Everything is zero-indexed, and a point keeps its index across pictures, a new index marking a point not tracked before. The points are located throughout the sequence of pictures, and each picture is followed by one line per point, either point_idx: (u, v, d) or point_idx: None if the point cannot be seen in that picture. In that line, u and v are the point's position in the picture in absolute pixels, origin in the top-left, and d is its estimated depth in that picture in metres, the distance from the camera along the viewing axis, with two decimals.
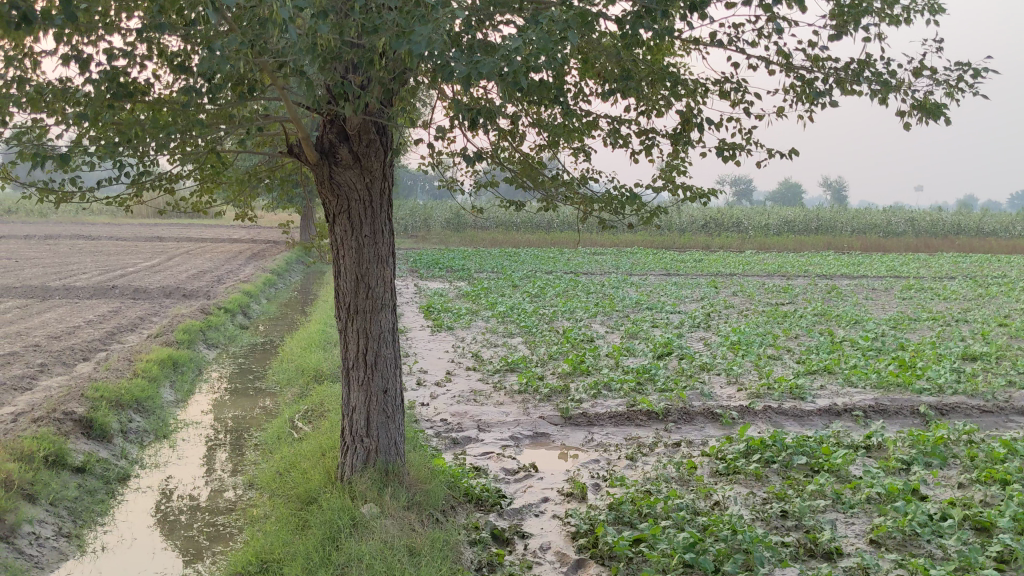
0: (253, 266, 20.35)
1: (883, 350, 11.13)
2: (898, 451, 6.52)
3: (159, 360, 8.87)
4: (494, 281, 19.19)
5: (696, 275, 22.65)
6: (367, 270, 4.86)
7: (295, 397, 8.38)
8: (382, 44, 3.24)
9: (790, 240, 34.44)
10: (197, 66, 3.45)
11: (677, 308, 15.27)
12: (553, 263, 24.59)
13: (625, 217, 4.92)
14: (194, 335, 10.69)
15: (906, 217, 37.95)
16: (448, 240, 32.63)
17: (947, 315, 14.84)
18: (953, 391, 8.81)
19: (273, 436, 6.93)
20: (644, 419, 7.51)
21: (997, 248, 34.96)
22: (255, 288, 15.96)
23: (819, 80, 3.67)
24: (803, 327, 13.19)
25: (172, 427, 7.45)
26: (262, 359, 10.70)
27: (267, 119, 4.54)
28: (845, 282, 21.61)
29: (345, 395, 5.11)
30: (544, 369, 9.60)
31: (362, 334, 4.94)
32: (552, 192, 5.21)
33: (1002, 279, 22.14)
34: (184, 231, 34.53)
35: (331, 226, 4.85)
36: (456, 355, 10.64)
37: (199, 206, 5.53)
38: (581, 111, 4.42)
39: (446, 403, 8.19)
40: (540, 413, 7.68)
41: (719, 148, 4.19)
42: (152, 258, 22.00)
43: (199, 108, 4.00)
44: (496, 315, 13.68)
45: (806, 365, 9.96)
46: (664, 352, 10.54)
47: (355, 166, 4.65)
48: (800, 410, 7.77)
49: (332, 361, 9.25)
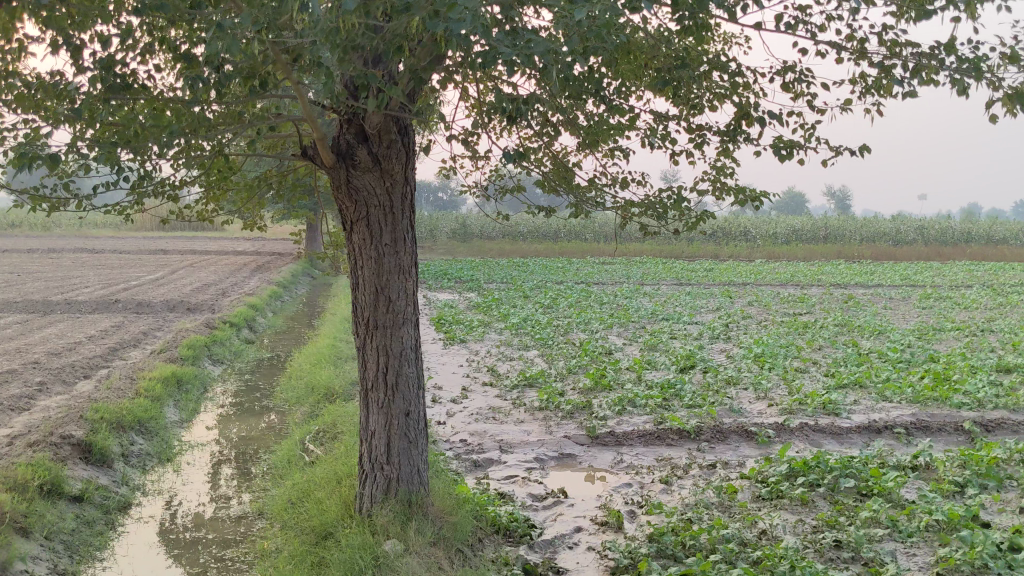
0: (258, 279, 19.97)
1: (913, 362, 10.70)
2: (950, 472, 6.11)
3: (163, 378, 8.49)
4: (505, 292, 18.78)
5: (709, 284, 22.25)
6: (388, 283, 4.49)
7: (306, 415, 7.99)
8: (415, 26, 2.85)
9: (800, 249, 34.03)
10: (203, 53, 3.07)
11: (694, 318, 14.84)
12: (562, 273, 24.19)
13: (669, 223, 4.53)
14: (199, 351, 10.30)
15: (916, 225, 37.53)
16: (454, 250, 32.24)
17: (971, 325, 14.42)
18: (994, 405, 8.40)
19: (283, 459, 6.53)
20: (675, 438, 7.09)
21: (1010, 255, 34.43)
22: (261, 301, 15.57)
23: (898, 67, 3.26)
24: (826, 338, 12.76)
25: (177, 449, 7.05)
26: (270, 376, 10.30)
27: (279, 118, 4.17)
28: (860, 291, 21.16)
29: (364, 418, 4.72)
30: (564, 384, 9.20)
31: (382, 351, 4.56)
32: (585, 197, 4.83)
33: (1020, 287, 21.66)
34: (187, 243, 34.20)
35: (348, 234, 4.48)
36: (471, 370, 10.24)
37: (205, 215, 5.14)
38: (621, 105, 4.02)
39: (465, 421, 7.79)
40: (565, 431, 7.28)
41: (776, 145, 3.81)
42: (155, 271, 21.62)
43: (205, 102, 3.62)
44: (509, 328, 13.29)
45: (837, 378, 9.55)
46: (687, 365, 10.13)
47: (375, 169, 4.28)
48: (839, 428, 7.36)
49: (343, 378, 8.85)
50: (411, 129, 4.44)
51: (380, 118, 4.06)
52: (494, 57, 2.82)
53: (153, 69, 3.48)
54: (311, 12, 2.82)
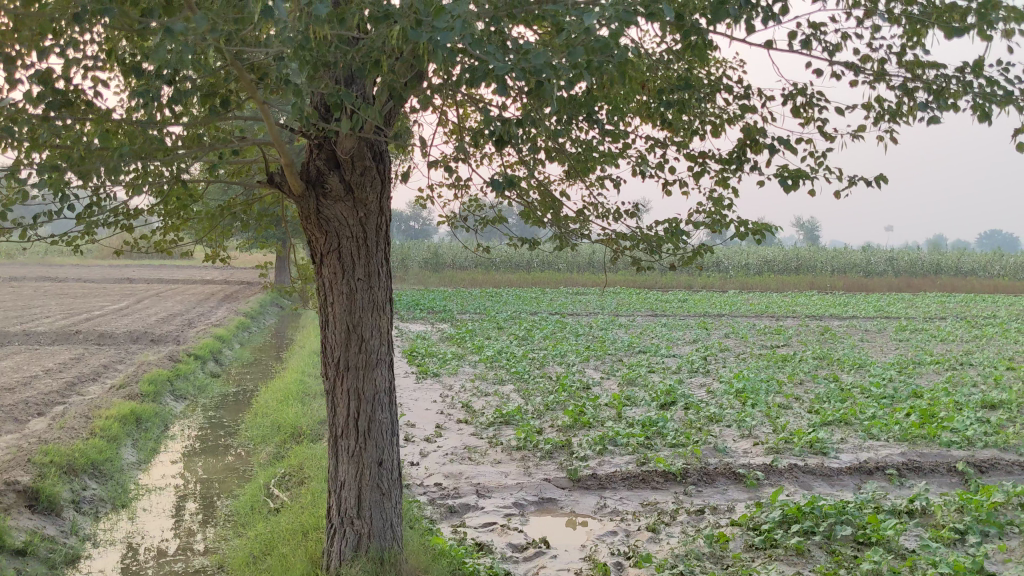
0: (225, 309, 19.50)
1: (897, 398, 10.43)
2: (950, 518, 5.81)
3: (121, 416, 8.07)
4: (478, 323, 18.44)
5: (684, 316, 22.03)
6: (360, 320, 4.15)
7: (272, 456, 7.60)
8: (395, 37, 2.54)
9: (773, 279, 33.89)
10: (154, 66, 2.75)
11: (672, 351, 14.56)
12: (536, 304, 23.89)
13: (662, 258, 4.25)
14: (161, 386, 9.87)
15: (886, 256, 37.60)
16: (425, 280, 31.87)
17: (950, 358, 14.19)
18: (985, 444, 8.13)
19: (246, 505, 6.15)
20: (660, 481, 6.76)
21: (981, 287, 34.46)
22: (227, 332, 15.12)
23: (922, 89, 3.06)
24: (807, 371, 12.48)
25: (132, 494, 6.64)
26: (235, 412, 9.89)
27: (244, 142, 3.86)
28: (836, 323, 20.97)
29: (333, 468, 4.37)
30: (541, 422, 8.86)
31: (354, 395, 4.21)
32: (570, 229, 4.56)
33: (993, 320, 21.53)
34: (153, 271, 33.60)
35: (318, 268, 4.17)
36: (445, 406, 9.88)
37: (162, 246, 4.77)
38: (616, 130, 3.76)
39: (439, 462, 7.45)
40: (545, 474, 6.94)
41: (782, 175, 3.55)
42: (120, 301, 21.11)
43: (160, 122, 3.30)
44: (483, 361, 12.93)
45: (821, 415, 9.25)
46: (668, 401, 9.80)
47: (347, 198, 3.98)
48: (829, 469, 7.06)
49: (311, 417, 8.46)
50: (386, 156, 4.15)
51: (352, 143, 3.78)
52: (487, 72, 2.52)
53: (101, 84, 3.15)
54: (278, 22, 2.52)
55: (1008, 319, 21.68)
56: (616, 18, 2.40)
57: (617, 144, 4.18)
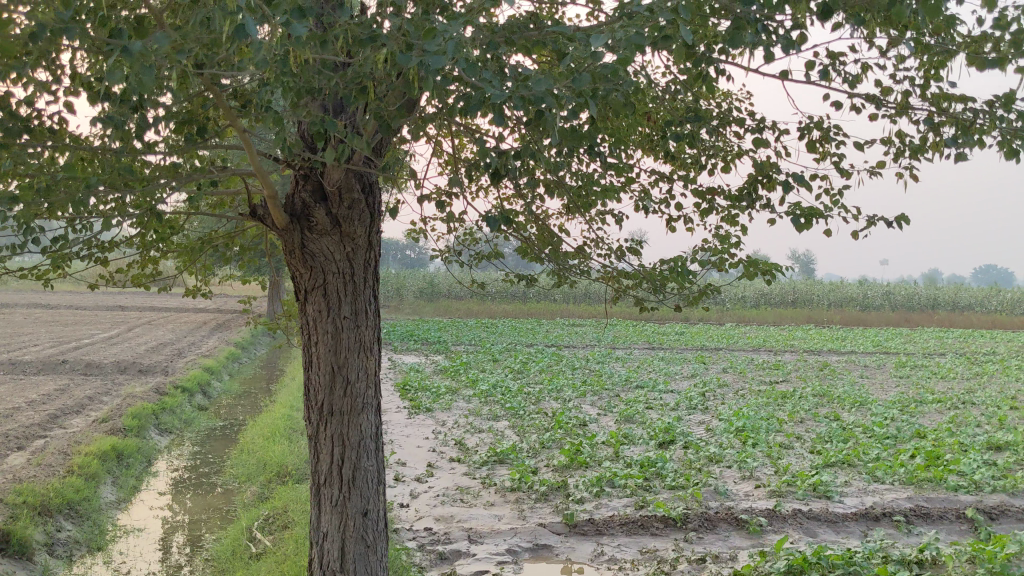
0: (216, 339, 19.23)
1: (901, 438, 10.18)
2: (962, 570, 5.55)
3: (102, 452, 7.82)
4: (473, 356, 18.18)
5: (681, 349, 21.78)
6: (346, 361, 3.93)
7: (256, 496, 7.35)
8: (382, 60, 2.35)
9: (769, 312, 33.67)
10: (119, 88, 2.54)
11: (670, 387, 14.30)
12: (532, 336, 23.63)
13: (667, 297, 4.03)
14: (145, 420, 9.61)
15: (883, 290, 37.44)
16: (421, 311, 31.62)
17: (952, 396, 13.93)
18: (993, 488, 7.87)
19: (227, 549, 5.91)
20: (660, 527, 6.50)
21: (980, 322, 34.22)
22: (216, 363, 14.85)
23: (947, 123, 2.85)
24: (808, 410, 12.23)
25: (109, 536, 6.39)
26: (221, 447, 9.62)
27: (224, 172, 3.66)
28: (834, 359, 20.71)
29: (315, 518, 4.13)
30: (536, 461, 8.60)
31: (338, 441, 3.98)
32: (568, 265, 4.35)
33: (993, 357, 21.26)
34: (145, 299, 33.32)
35: (302, 305, 3.96)
36: (438, 443, 9.62)
37: (140, 280, 4.53)
38: (618, 163, 3.55)
39: (429, 505, 7.19)
40: (540, 519, 6.69)
41: (794, 213, 3.34)
42: (110, 330, 20.84)
43: (132, 149, 3.09)
44: (478, 395, 12.68)
45: (824, 456, 9.00)
46: (666, 440, 9.55)
47: (334, 232, 3.77)
48: (834, 514, 6.81)
49: (298, 456, 8.21)
50: (376, 188, 3.95)
51: (339, 174, 3.58)
52: (484, 99, 2.31)
53: (66, 109, 2.95)
54: (253, 43, 2.32)
55: (1008, 356, 21.42)
56: (627, 43, 2.20)
57: (618, 179, 3.99)
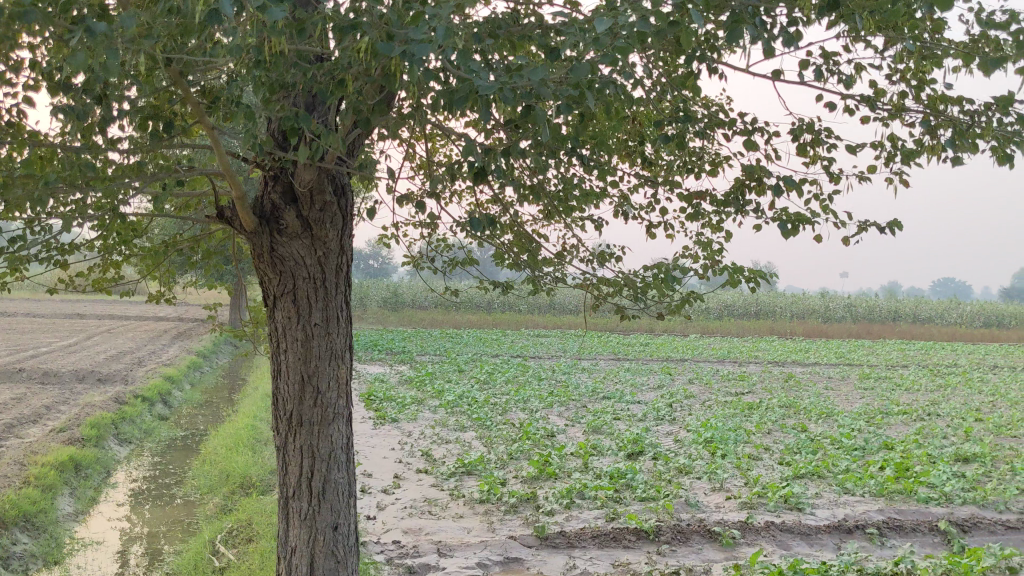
0: (176, 348, 18.91)
1: (869, 450, 10.15)
2: None
3: (58, 463, 7.59)
4: (439, 366, 18.00)
5: (647, 360, 21.72)
6: (317, 369, 3.79)
7: (219, 508, 7.16)
8: (362, 52, 2.22)
9: (733, 324, 33.79)
10: (80, 78, 2.40)
11: (637, 398, 14.23)
12: (497, 346, 23.49)
13: (649, 306, 3.93)
14: (104, 430, 9.37)
15: (844, 303, 37.74)
16: (385, 320, 31.37)
17: (917, 408, 13.97)
18: (963, 500, 7.86)
19: (189, 562, 5.73)
20: (632, 539, 6.40)
21: (940, 334, 34.53)
22: (178, 372, 14.58)
23: (944, 124, 2.76)
24: (775, 421, 12.20)
25: (66, 549, 6.19)
26: (182, 458, 9.40)
27: (191, 171, 3.51)
28: (798, 370, 20.77)
29: (284, 533, 3.98)
30: (505, 472, 8.48)
31: (307, 453, 3.84)
32: (543, 272, 4.24)
33: (955, 368, 21.43)
34: (105, 307, 32.78)
35: (271, 311, 3.81)
36: (404, 454, 9.47)
37: (101, 284, 4.36)
38: (601, 166, 3.46)
39: (397, 517, 7.06)
40: (510, 532, 6.57)
41: (781, 219, 3.26)
42: (67, 337, 20.46)
43: (95, 146, 2.94)
44: (444, 406, 12.52)
45: (793, 467, 8.95)
46: (635, 452, 9.45)
47: (304, 235, 3.64)
48: (807, 527, 6.75)
49: (262, 467, 8.03)
50: (348, 191, 3.82)
51: (311, 175, 3.45)
52: (472, 92, 2.18)
53: (23, 102, 2.80)
54: (225, 29, 2.18)
55: (969, 368, 21.59)
56: (627, 33, 2.08)
57: (598, 183, 3.89)
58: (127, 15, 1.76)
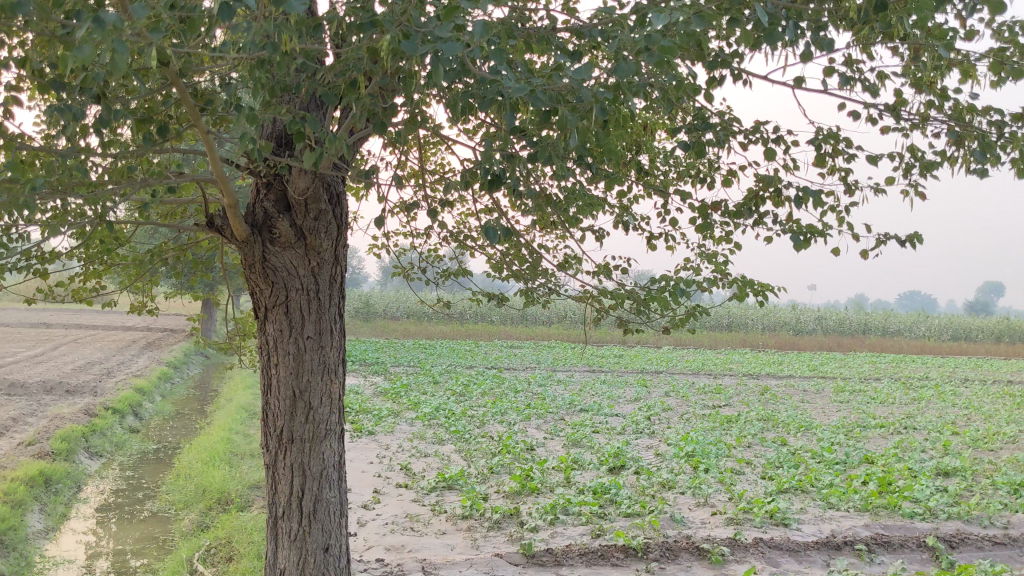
0: (146, 358, 18.57)
1: (850, 465, 10.09)
2: None
3: (28, 478, 7.37)
4: (413, 378, 17.80)
5: (622, 372, 21.63)
6: (308, 385, 3.65)
7: (195, 524, 6.97)
8: (378, 54, 2.11)
9: (706, 336, 33.76)
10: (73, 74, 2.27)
11: (615, 410, 14.12)
12: (472, 357, 23.29)
13: (654, 320, 3.82)
14: (74, 444, 9.14)
15: (814, 315, 37.91)
16: (357, 331, 31.09)
17: (895, 421, 13.95)
18: (947, 515, 7.81)
19: None
20: (620, 557, 6.26)
21: (911, 347, 34.68)
22: (148, 384, 14.31)
23: (982, 133, 2.70)
24: (754, 434, 12.11)
25: (37, 567, 6.00)
26: (155, 472, 9.18)
27: (181, 177, 3.39)
28: (773, 383, 20.73)
29: (272, 553, 3.83)
30: (486, 487, 8.33)
31: (298, 471, 3.69)
32: (542, 283, 4.13)
33: (928, 382, 21.47)
34: (72, 316, 32.25)
35: (262, 323, 3.67)
36: (384, 468, 9.30)
37: (81, 294, 4.21)
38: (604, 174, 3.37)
39: (378, 533, 6.92)
40: (495, 549, 6.44)
41: (793, 231, 3.17)
42: (34, 347, 20.05)
43: (83, 148, 2.81)
44: (421, 418, 12.33)
45: (777, 482, 8.85)
46: (617, 466, 9.35)
47: (298, 244, 3.53)
48: (795, 543, 6.65)
49: (239, 483, 7.85)
50: (342, 199, 3.71)
51: (307, 182, 3.35)
52: (496, 96, 2.09)
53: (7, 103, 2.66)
54: (232, 29, 2.07)
55: (942, 381, 21.64)
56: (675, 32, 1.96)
57: (598, 192, 3.80)
58: (138, 7, 1.67)
